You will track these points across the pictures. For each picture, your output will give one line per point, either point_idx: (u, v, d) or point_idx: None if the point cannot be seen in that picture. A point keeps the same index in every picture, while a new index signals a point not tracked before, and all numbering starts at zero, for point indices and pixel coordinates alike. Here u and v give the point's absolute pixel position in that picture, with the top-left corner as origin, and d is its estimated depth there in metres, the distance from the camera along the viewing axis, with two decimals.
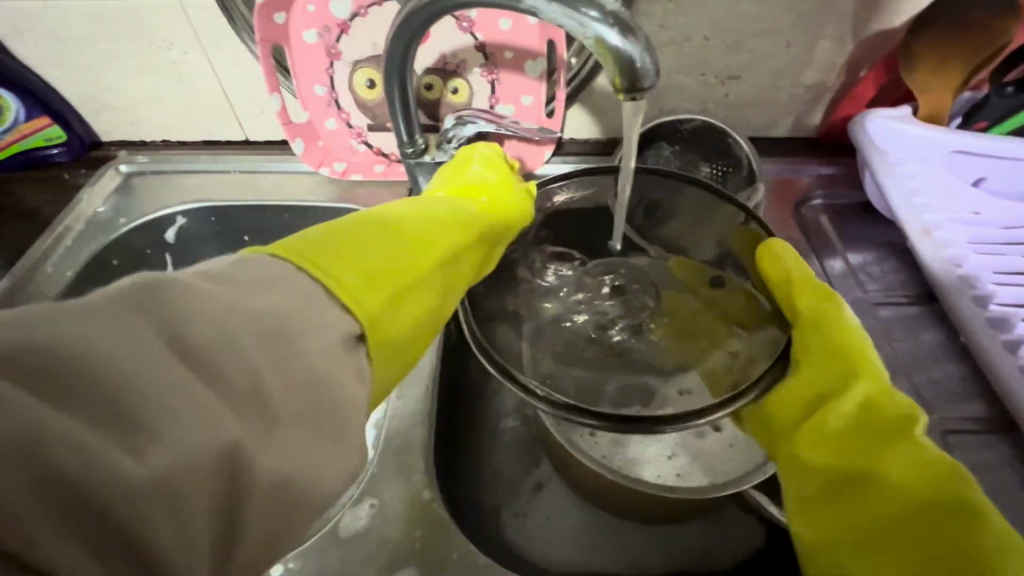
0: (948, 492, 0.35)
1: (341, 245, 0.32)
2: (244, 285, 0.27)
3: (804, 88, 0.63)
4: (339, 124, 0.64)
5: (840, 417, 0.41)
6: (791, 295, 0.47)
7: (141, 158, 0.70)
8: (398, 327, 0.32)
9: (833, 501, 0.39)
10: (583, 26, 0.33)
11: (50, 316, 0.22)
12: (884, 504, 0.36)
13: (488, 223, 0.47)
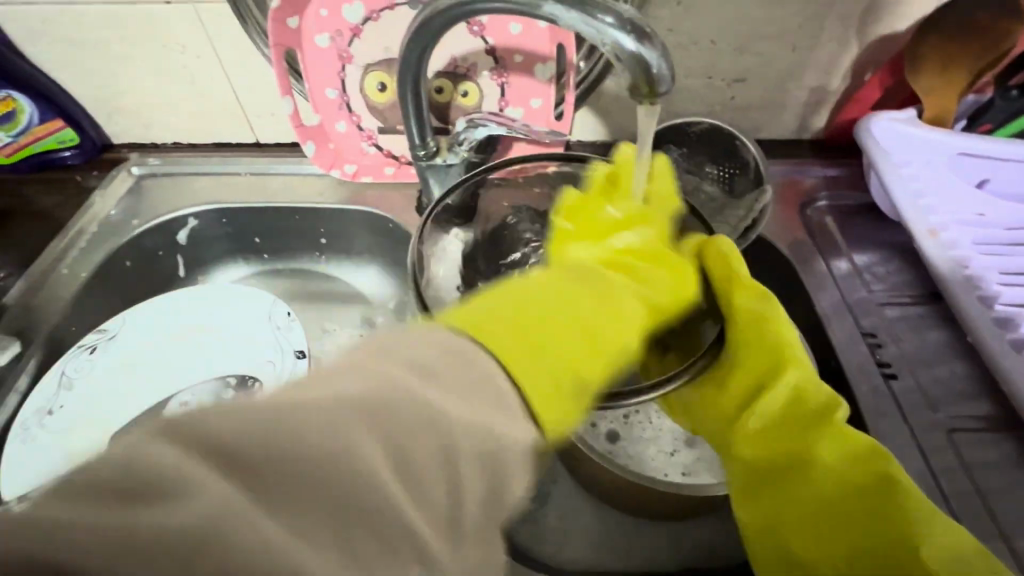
0: (876, 480, 0.38)
1: (516, 320, 0.30)
2: (455, 389, 0.26)
3: (809, 91, 0.64)
4: (349, 126, 0.64)
5: (774, 412, 0.41)
6: (727, 286, 0.43)
7: (152, 160, 0.70)
8: (562, 388, 0.29)
9: (768, 491, 0.41)
10: (601, 33, 0.34)
11: (292, 424, 0.22)
12: (816, 494, 0.39)
13: (662, 263, 0.40)
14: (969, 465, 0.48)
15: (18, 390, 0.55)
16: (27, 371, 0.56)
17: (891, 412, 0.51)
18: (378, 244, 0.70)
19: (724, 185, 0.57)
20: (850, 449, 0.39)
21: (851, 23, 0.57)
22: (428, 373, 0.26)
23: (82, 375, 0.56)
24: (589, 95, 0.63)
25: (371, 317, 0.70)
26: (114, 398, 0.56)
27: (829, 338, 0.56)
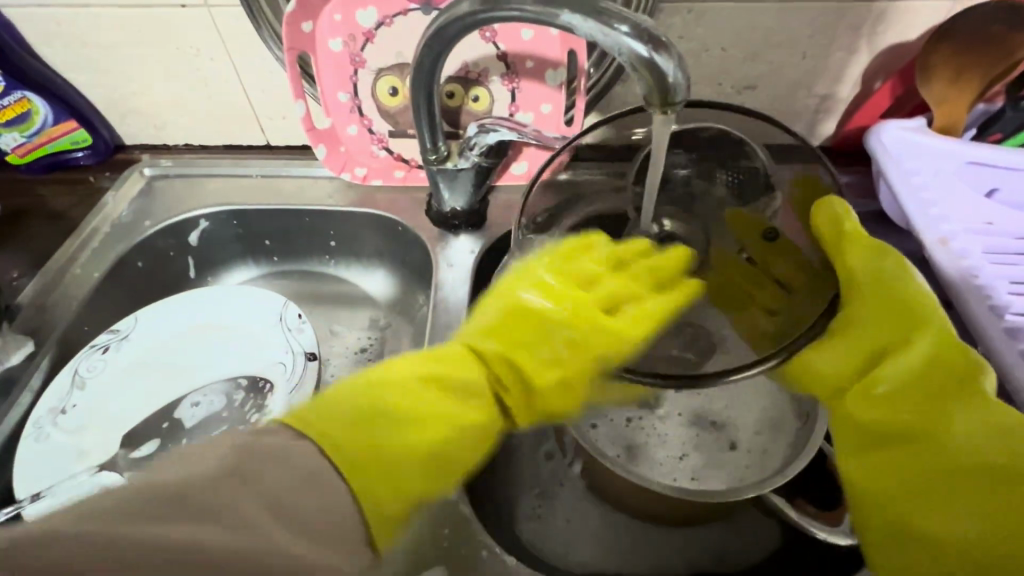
0: (1012, 452, 0.36)
1: (355, 419, 0.35)
2: (287, 474, 0.30)
3: (819, 98, 0.64)
4: (361, 130, 0.64)
5: (902, 372, 0.41)
6: (844, 243, 0.47)
7: (165, 162, 0.71)
8: (393, 503, 0.34)
9: (884, 443, 0.40)
10: (616, 41, 0.35)
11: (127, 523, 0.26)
12: (939, 453, 0.38)
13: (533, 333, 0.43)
14: None
15: (31, 388, 0.56)
16: (40, 370, 0.56)
17: None
18: (387, 247, 0.70)
19: (733, 190, 0.54)
20: (993, 410, 0.38)
21: (862, 31, 0.58)
22: (316, 483, 0.31)
23: (95, 374, 0.57)
24: (599, 102, 0.63)
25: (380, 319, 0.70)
26: (128, 396, 0.56)
27: None
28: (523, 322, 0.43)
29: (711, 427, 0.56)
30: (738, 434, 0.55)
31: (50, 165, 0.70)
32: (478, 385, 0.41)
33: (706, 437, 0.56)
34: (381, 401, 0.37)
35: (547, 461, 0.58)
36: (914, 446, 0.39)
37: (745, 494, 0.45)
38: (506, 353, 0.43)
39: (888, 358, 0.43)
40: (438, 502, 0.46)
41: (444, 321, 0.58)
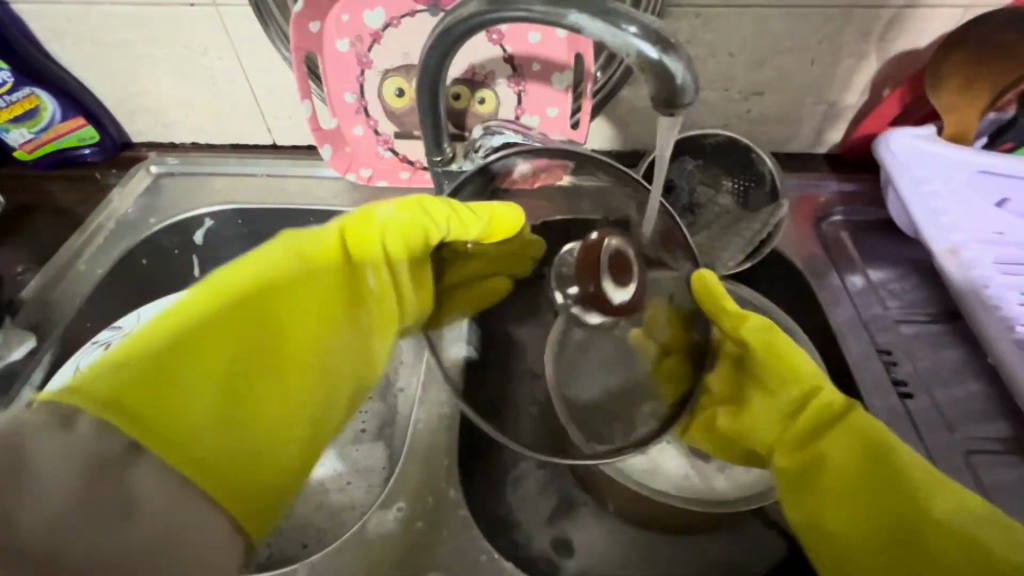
0: (929, 521, 0.35)
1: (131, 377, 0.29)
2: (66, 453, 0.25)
3: (827, 105, 0.63)
4: (366, 131, 0.64)
5: (834, 460, 0.40)
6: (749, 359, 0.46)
7: (172, 160, 0.71)
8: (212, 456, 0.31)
9: (823, 524, 0.39)
10: (624, 42, 0.34)
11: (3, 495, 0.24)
12: (859, 531, 0.38)
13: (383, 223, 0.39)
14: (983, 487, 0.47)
15: (32, 383, 0.54)
16: (41, 367, 0.54)
17: (905, 430, 0.50)
18: None
19: (740, 199, 0.59)
20: (910, 479, 0.37)
21: (872, 37, 0.57)
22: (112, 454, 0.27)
23: None
24: (604, 106, 0.63)
25: None
26: None
27: (843, 355, 0.55)
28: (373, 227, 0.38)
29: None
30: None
31: (58, 162, 0.70)
32: (305, 319, 0.36)
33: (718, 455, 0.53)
34: (240, 289, 0.34)
35: (548, 467, 0.58)
36: (819, 482, 0.40)
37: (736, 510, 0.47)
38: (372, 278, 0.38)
39: (817, 450, 0.41)
40: (438, 505, 0.46)
41: None
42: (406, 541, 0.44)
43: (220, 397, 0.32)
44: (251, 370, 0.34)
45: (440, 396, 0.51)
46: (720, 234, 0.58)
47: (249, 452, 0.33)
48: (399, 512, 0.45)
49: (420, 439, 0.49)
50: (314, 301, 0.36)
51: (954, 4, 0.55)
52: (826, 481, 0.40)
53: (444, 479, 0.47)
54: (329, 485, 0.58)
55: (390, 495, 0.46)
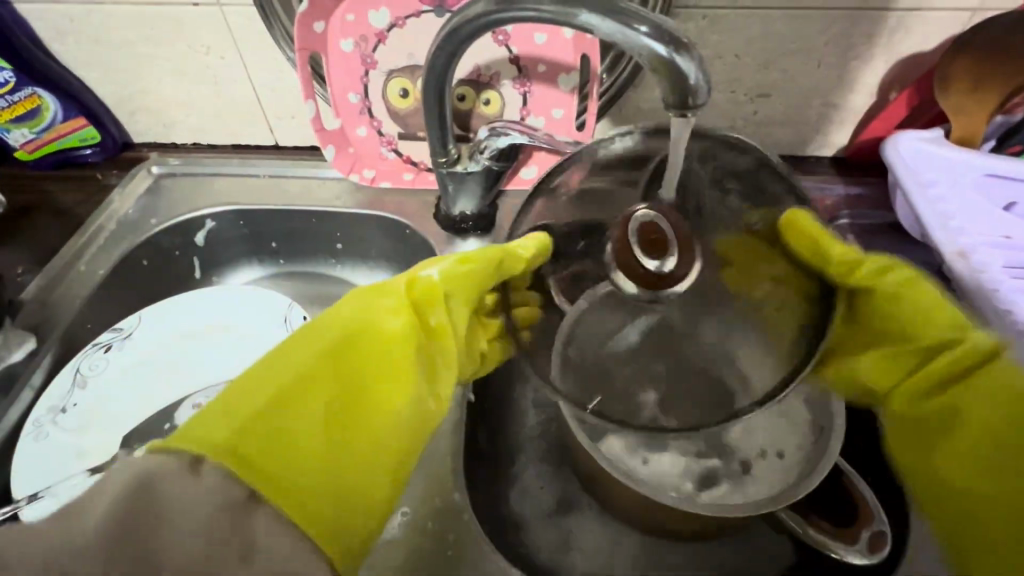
0: None
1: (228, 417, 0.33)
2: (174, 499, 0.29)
3: (833, 108, 0.63)
4: (370, 131, 0.64)
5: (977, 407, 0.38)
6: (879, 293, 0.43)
7: (173, 160, 0.70)
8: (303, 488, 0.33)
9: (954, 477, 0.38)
10: (636, 42, 0.34)
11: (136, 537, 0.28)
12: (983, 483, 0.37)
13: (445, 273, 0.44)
14: None
15: (32, 385, 0.53)
16: (40, 369, 0.53)
17: None
18: (394, 249, 0.69)
19: None
20: None
21: (879, 40, 0.57)
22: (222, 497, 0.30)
23: (98, 373, 0.52)
24: (610, 107, 0.63)
25: None
26: (129, 395, 0.52)
27: None
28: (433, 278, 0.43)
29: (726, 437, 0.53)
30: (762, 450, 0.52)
31: (58, 162, 0.70)
32: (381, 360, 0.40)
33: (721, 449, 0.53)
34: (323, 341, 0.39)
35: (553, 472, 0.57)
36: (956, 429, 0.39)
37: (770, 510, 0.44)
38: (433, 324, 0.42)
39: (959, 392, 0.39)
40: (444, 509, 0.45)
41: None
42: (412, 546, 0.43)
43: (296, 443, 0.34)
44: (332, 410, 0.37)
45: (445, 400, 0.50)
46: None
47: (318, 483, 0.34)
48: (403, 517, 0.44)
49: (424, 443, 0.48)
50: (387, 344, 0.40)
51: (963, 7, 0.54)
52: (963, 430, 0.38)
53: (450, 484, 0.46)
54: None
55: (395, 500, 0.46)
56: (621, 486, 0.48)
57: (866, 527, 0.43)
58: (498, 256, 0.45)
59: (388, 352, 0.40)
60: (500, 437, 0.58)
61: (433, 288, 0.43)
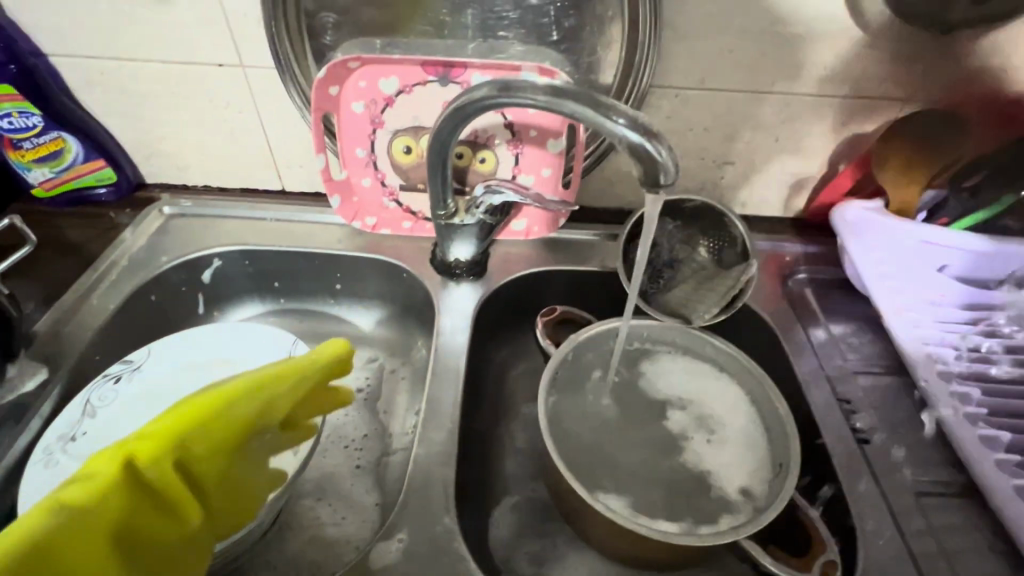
0: None
1: None
2: None
3: (790, 176, 0.71)
4: (374, 182, 0.70)
5: None
6: None
7: (184, 202, 0.75)
8: None
9: None
10: (616, 132, 0.41)
11: None
12: None
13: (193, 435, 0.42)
14: (936, 529, 0.51)
15: (42, 414, 0.55)
16: (51, 399, 0.56)
17: (863, 473, 0.54)
18: (391, 291, 0.74)
19: (715, 254, 0.66)
20: None
21: (826, 121, 0.66)
22: None
23: (107, 403, 0.54)
24: (595, 166, 0.70)
25: (375, 359, 0.73)
26: (133, 422, 0.53)
27: (807, 402, 0.60)
28: (171, 440, 0.41)
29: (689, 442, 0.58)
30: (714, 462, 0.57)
31: (73, 201, 0.74)
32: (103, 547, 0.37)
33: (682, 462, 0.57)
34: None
35: (534, 508, 0.61)
36: None
37: (726, 539, 0.47)
38: (169, 484, 0.41)
39: None
40: (433, 537, 0.46)
41: (445, 364, 0.61)
42: (404, 573, 0.45)
43: None
44: None
45: (437, 433, 0.54)
46: (695, 288, 0.66)
47: None
48: (400, 543, 0.46)
49: (416, 473, 0.50)
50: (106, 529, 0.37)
51: (896, 96, 0.63)
52: None
53: (440, 512, 0.48)
54: (323, 519, 0.59)
55: (390, 527, 0.47)
56: (598, 517, 0.51)
57: (821, 555, 0.47)
58: (254, 407, 0.45)
59: (106, 536, 0.37)
60: (484, 473, 0.62)
61: (168, 452, 0.40)
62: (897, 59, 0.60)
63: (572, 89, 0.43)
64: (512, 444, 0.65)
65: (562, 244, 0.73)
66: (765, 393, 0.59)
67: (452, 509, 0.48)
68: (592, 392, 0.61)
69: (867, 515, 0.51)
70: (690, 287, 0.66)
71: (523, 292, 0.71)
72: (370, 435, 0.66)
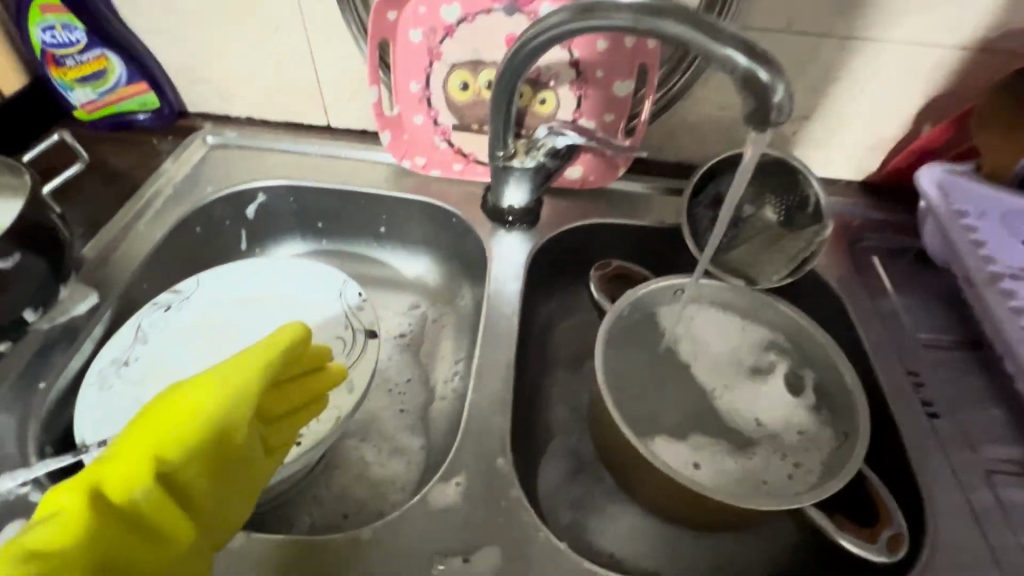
0: None
1: None
2: None
3: (870, 135, 0.66)
4: (426, 120, 0.66)
5: None
6: None
7: (228, 132, 0.72)
8: None
9: None
10: (724, 57, 0.37)
11: None
12: None
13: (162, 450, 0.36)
14: (1006, 506, 0.49)
15: (92, 337, 0.54)
16: (101, 323, 0.55)
17: (931, 446, 0.52)
18: (437, 236, 0.71)
19: (783, 216, 0.62)
20: None
21: (921, 76, 0.60)
22: None
23: (157, 331, 0.53)
24: (662, 114, 0.65)
25: (418, 305, 0.72)
26: (185, 349, 0.53)
27: (873, 371, 0.57)
28: (142, 458, 0.36)
29: (716, 395, 0.58)
30: (747, 411, 0.57)
31: (114, 125, 0.71)
32: None
33: (714, 416, 0.57)
34: None
35: (580, 462, 0.60)
36: None
37: (789, 505, 0.45)
38: (156, 505, 0.36)
39: None
40: (492, 481, 0.45)
41: (497, 312, 0.59)
42: (464, 516, 0.43)
43: None
44: None
45: (491, 381, 0.52)
46: (761, 250, 0.62)
47: None
48: (458, 487, 0.45)
49: (471, 419, 0.49)
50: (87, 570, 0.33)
51: (1005, 49, 0.57)
52: None
53: (496, 456, 0.47)
54: (368, 460, 0.59)
55: (447, 470, 0.46)
56: (654, 474, 0.50)
57: (887, 528, 0.45)
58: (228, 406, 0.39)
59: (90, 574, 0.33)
60: (530, 423, 0.61)
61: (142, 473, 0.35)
62: (1015, 5, 0.54)
63: (663, 4, 0.39)
64: (558, 395, 0.64)
65: (619, 197, 0.69)
66: (827, 354, 0.56)
67: (508, 452, 0.47)
68: (645, 349, 0.59)
69: (936, 490, 0.49)
70: (755, 248, 0.62)
71: (574, 244, 0.68)
72: (414, 379, 0.65)
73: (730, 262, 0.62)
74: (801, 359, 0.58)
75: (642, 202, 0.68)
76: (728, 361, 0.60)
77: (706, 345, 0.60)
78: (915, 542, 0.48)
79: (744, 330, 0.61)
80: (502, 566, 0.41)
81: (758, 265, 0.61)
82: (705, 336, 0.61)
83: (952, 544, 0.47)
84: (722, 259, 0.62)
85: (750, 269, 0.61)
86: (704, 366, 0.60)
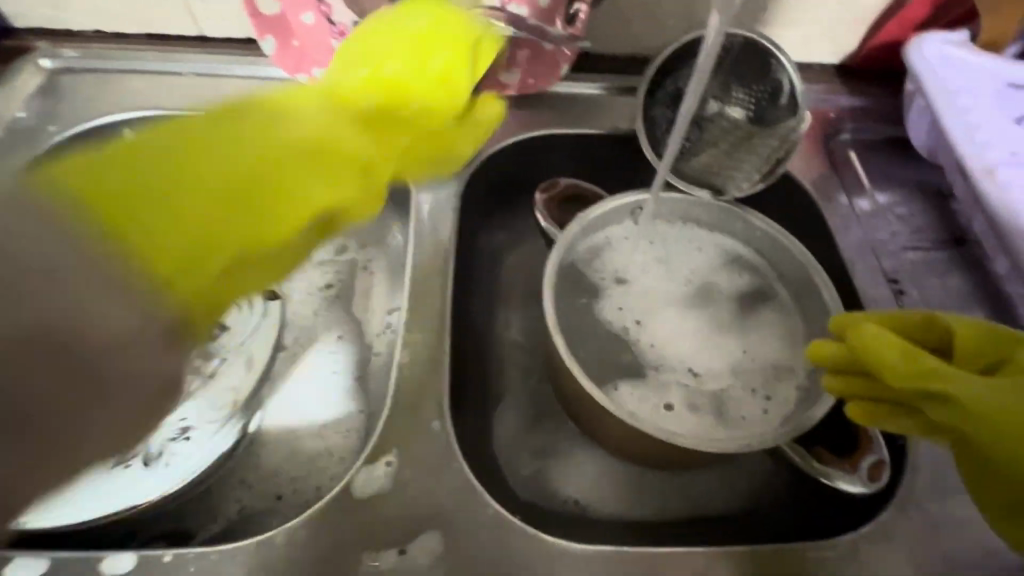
0: None
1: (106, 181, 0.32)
2: None
3: (851, 8, 0.56)
4: (318, 18, 0.53)
5: None
6: None
7: (69, 52, 0.57)
8: (146, 262, 0.31)
9: None
10: None
11: None
12: None
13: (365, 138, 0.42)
14: None
15: None
16: None
17: None
18: None
19: (752, 110, 0.53)
20: None
21: None
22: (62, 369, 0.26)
23: None
24: None
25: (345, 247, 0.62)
26: None
27: (850, 282, 0.52)
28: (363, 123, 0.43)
29: (630, 334, 0.51)
30: (669, 351, 0.51)
31: None
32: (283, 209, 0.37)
33: (630, 357, 0.50)
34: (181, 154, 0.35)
35: (540, 405, 0.54)
36: None
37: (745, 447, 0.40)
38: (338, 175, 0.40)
39: None
40: (430, 452, 0.39)
41: (428, 252, 0.50)
42: (398, 499, 0.38)
43: (172, 209, 0.33)
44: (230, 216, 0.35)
45: (424, 337, 0.45)
46: (727, 153, 0.54)
47: (195, 264, 0.33)
48: (389, 467, 0.39)
49: (403, 383, 0.42)
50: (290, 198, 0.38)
51: None
52: None
53: (435, 422, 0.41)
54: (299, 431, 0.52)
55: (376, 448, 0.40)
56: (616, 424, 0.44)
57: (868, 455, 0.41)
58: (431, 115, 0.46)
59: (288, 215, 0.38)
60: (481, 370, 0.55)
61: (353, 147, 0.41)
62: None
63: None
64: (511, 336, 0.57)
65: (563, 102, 0.59)
66: (803, 267, 0.50)
67: (446, 414, 0.41)
68: (592, 280, 0.53)
69: None
70: (721, 151, 0.54)
71: (516, 163, 0.58)
72: (348, 332, 0.57)
73: (693, 170, 0.54)
74: (772, 271, 0.53)
75: (590, 108, 0.58)
76: (665, 286, 0.53)
77: (639, 270, 0.53)
78: (893, 465, 0.45)
79: (700, 252, 0.54)
80: (447, 549, 0.37)
81: (726, 168, 0.54)
82: (647, 260, 0.54)
83: (932, 462, 0.44)
84: (685, 168, 0.54)
85: (716, 176, 0.54)
86: (630, 298, 0.53)
